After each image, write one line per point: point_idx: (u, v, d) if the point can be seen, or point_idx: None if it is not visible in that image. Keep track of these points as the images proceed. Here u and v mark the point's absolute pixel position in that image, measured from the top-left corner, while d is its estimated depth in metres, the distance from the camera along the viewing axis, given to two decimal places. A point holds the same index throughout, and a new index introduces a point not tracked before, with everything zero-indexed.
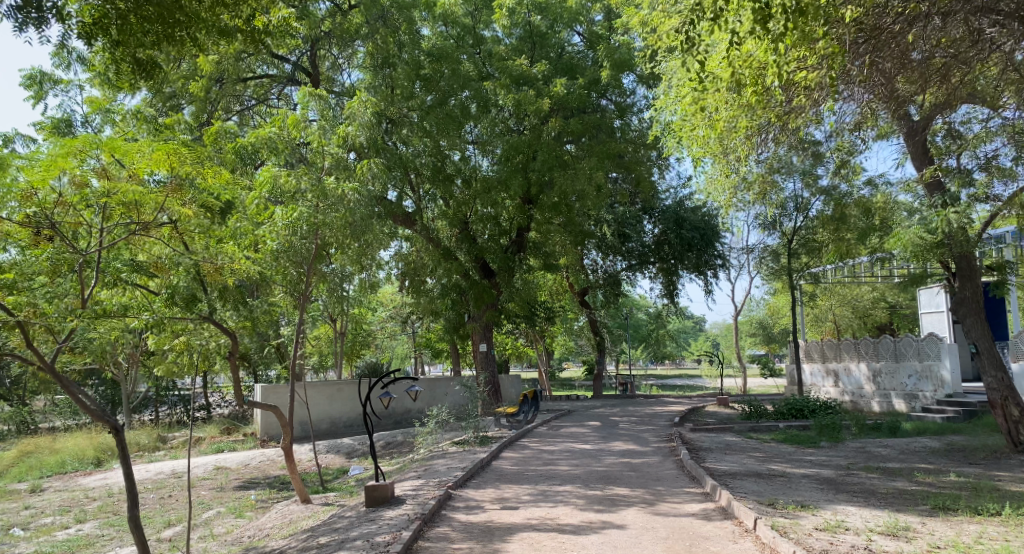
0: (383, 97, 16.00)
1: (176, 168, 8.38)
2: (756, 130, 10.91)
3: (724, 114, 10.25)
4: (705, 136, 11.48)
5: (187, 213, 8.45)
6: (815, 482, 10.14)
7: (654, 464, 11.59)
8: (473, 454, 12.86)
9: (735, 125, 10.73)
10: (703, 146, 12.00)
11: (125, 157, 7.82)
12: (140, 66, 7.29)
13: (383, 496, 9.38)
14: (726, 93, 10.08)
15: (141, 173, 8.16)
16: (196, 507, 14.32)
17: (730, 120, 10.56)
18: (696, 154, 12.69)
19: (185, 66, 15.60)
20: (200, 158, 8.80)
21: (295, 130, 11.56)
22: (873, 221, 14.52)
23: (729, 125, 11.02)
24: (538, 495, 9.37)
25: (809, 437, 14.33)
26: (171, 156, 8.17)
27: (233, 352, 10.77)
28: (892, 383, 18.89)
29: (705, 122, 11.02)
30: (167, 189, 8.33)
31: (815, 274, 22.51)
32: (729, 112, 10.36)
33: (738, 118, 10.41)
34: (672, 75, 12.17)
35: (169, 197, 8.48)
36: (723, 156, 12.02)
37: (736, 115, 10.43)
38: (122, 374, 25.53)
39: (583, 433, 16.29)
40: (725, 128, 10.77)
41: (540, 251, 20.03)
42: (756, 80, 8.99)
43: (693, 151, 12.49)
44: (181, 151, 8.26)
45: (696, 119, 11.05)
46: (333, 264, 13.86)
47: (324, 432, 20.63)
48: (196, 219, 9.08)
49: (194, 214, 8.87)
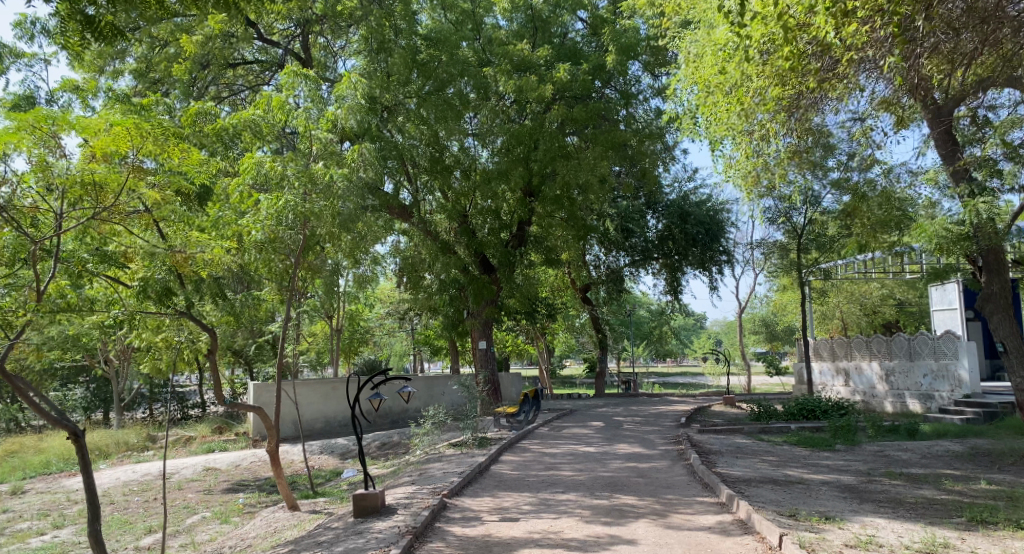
0: (377, 82, 15.09)
1: (142, 147, 7.71)
2: (785, 105, 10.15)
3: (755, 78, 9.50)
4: (729, 112, 10.76)
5: (153, 197, 7.80)
6: (837, 490, 9.45)
7: (662, 469, 10.92)
8: (471, 458, 12.17)
9: (759, 100, 10.01)
10: (725, 126, 11.25)
11: (84, 135, 7.14)
12: (89, 25, 6.65)
13: (373, 506, 8.69)
14: (757, 59, 9.35)
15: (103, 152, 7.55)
16: (181, 512, 13.65)
17: (757, 92, 9.83)
18: (716, 135, 11.91)
19: (171, 49, 14.90)
20: (172, 136, 8.16)
21: (282, 114, 10.79)
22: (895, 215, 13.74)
23: (749, 104, 10.31)
24: (540, 504, 8.69)
25: (824, 440, 13.65)
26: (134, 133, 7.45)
27: (213, 350, 10.03)
28: (906, 383, 18.21)
29: (729, 95, 10.28)
30: (131, 169, 7.68)
31: (825, 271, 21.76)
32: (756, 81, 9.66)
33: (767, 89, 9.71)
34: (687, 49, 11.38)
35: (135, 180, 7.83)
36: (746, 138, 11.25)
37: (762, 88, 9.72)
38: (113, 372, 24.89)
39: (586, 434, 15.62)
40: (749, 102, 10.04)
41: (541, 245, 19.35)
42: (793, 38, 8.27)
43: (716, 131, 11.70)
44: (145, 127, 7.59)
45: (718, 89, 10.35)
46: (324, 257, 13.10)
47: (318, 432, 19.96)
48: (170, 204, 8.43)
49: (166, 198, 8.24)
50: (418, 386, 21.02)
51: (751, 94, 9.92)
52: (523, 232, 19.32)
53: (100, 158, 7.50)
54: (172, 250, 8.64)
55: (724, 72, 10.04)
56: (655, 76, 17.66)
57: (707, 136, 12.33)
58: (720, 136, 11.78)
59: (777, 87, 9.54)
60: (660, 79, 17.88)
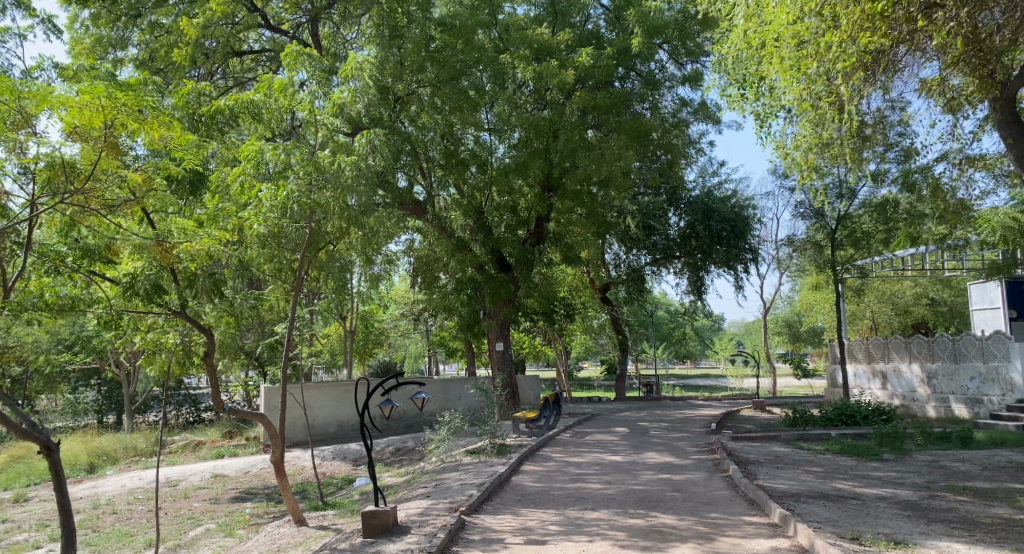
0: (388, 70, 14.25)
1: (118, 123, 7.20)
2: (865, 62, 8.86)
3: (843, 22, 8.17)
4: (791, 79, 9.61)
5: (132, 178, 7.28)
6: (897, 508, 8.48)
7: (699, 482, 9.99)
8: (491, 467, 11.32)
9: (828, 67, 8.92)
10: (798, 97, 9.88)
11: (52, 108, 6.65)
12: None
13: (384, 524, 7.88)
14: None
15: (70, 128, 6.98)
16: (184, 523, 12.91)
17: (841, 42, 8.43)
18: (769, 110, 10.86)
19: (172, 32, 14.20)
20: (155, 113, 7.66)
21: (283, 96, 9.90)
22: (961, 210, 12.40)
23: (811, 70, 9.14)
24: (567, 525, 7.81)
25: (869, 449, 12.69)
26: (106, 102, 6.96)
27: (211, 353, 9.21)
28: (951, 386, 17.19)
29: (802, 51, 8.99)
30: (104, 145, 7.06)
31: (861, 270, 20.57)
32: (817, 44, 8.67)
33: (842, 57, 8.61)
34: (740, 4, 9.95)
35: (109, 160, 7.36)
36: (810, 115, 10.08)
37: (845, 39, 8.37)
38: (123, 376, 24.09)
39: (611, 441, 14.77)
40: (826, 58, 8.69)
41: (561, 242, 18.25)
42: None
43: (773, 102, 10.57)
44: (118, 97, 7.04)
45: (778, 55, 9.25)
46: (334, 254, 12.27)
47: (331, 437, 19.22)
48: (155, 187, 7.81)
49: (148, 180, 7.60)
50: (433, 390, 20.26)
51: (838, 43, 8.43)
52: (541, 229, 17.97)
53: (74, 135, 7.03)
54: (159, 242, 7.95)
55: (798, 24, 8.82)
56: (681, 62, 16.67)
57: (755, 113, 11.32)
58: (776, 108, 10.67)
59: (864, 34, 8.18)
60: (686, 67, 16.98)
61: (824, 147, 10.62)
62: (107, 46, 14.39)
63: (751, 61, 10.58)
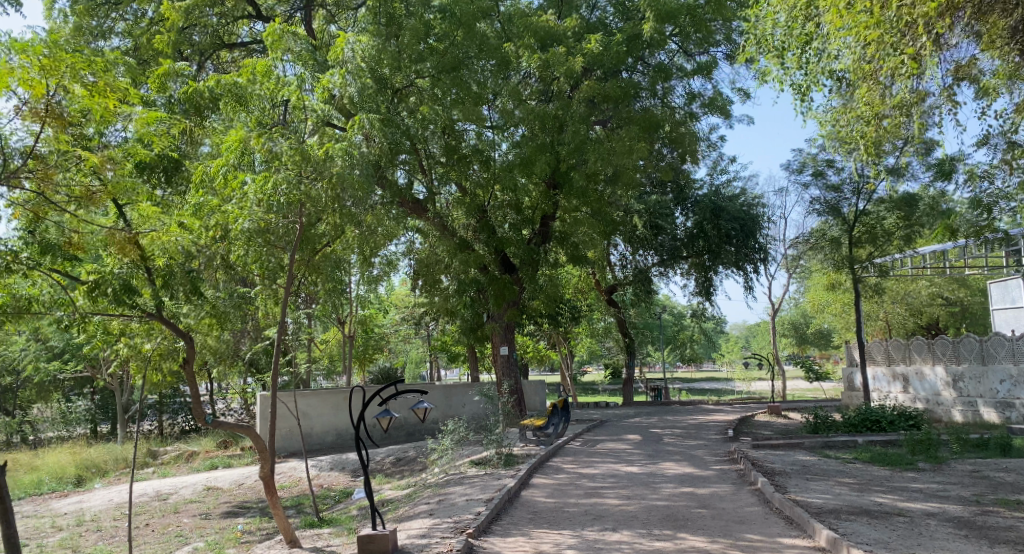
0: (387, 55, 13.27)
1: (69, 94, 6.52)
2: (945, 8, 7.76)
3: None
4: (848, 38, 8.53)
5: (85, 155, 6.52)
6: (950, 526, 7.65)
7: (727, 497, 9.15)
8: (498, 481, 10.49)
9: (901, 19, 7.84)
10: (855, 60, 8.80)
11: None
12: None
13: (381, 549, 7.07)
14: None
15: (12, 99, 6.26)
16: (171, 542, 12.06)
17: None
18: (814, 80, 9.67)
19: (152, 20, 13.69)
20: (112, 84, 6.92)
21: (265, 80, 9.13)
22: (1002, 200, 11.57)
23: (885, 18, 7.99)
24: (587, 549, 7.01)
25: (901, 457, 11.87)
26: (51, 66, 6.28)
27: (191, 362, 8.42)
28: (978, 389, 16.42)
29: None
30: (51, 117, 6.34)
31: (882, 268, 19.61)
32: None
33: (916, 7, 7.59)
34: None
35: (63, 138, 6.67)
36: (871, 77, 8.89)
37: None
38: (116, 384, 23.09)
39: (625, 450, 13.94)
40: (895, 8, 7.69)
41: (567, 242, 17.21)
42: None
43: (813, 75, 9.55)
44: (63, 58, 6.32)
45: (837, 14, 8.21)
46: (330, 254, 11.43)
47: (328, 447, 18.43)
48: (119, 168, 7.08)
49: (107, 160, 6.85)
50: (435, 397, 19.49)
51: None
52: (546, 227, 17.38)
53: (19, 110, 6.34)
54: (122, 230, 7.23)
55: None
56: (692, 47, 15.94)
57: (793, 86, 10.02)
58: (825, 78, 9.58)
59: None
60: (695, 58, 16.28)
61: (875, 130, 9.56)
62: (87, 36, 13.67)
63: (782, 36, 9.77)
